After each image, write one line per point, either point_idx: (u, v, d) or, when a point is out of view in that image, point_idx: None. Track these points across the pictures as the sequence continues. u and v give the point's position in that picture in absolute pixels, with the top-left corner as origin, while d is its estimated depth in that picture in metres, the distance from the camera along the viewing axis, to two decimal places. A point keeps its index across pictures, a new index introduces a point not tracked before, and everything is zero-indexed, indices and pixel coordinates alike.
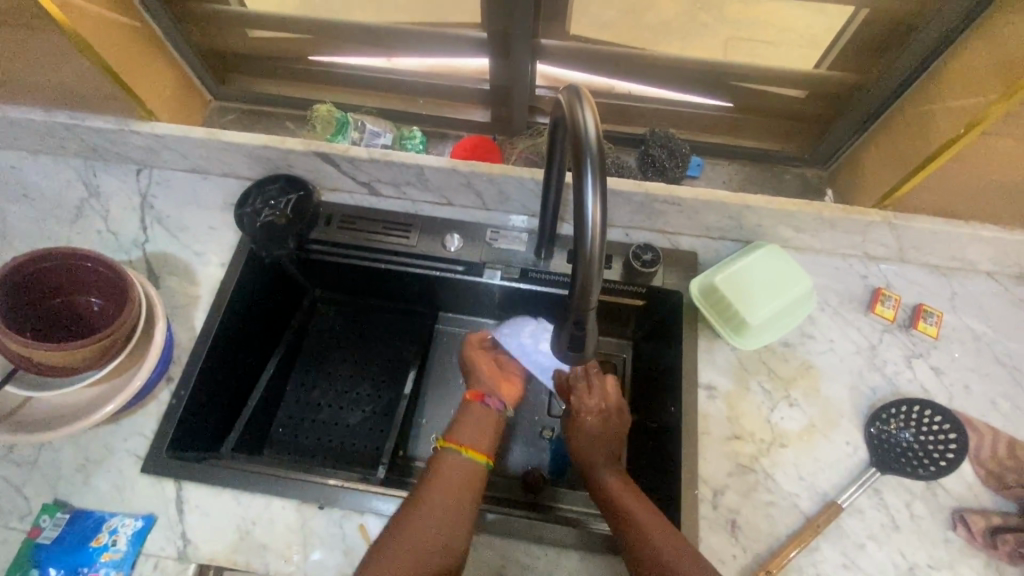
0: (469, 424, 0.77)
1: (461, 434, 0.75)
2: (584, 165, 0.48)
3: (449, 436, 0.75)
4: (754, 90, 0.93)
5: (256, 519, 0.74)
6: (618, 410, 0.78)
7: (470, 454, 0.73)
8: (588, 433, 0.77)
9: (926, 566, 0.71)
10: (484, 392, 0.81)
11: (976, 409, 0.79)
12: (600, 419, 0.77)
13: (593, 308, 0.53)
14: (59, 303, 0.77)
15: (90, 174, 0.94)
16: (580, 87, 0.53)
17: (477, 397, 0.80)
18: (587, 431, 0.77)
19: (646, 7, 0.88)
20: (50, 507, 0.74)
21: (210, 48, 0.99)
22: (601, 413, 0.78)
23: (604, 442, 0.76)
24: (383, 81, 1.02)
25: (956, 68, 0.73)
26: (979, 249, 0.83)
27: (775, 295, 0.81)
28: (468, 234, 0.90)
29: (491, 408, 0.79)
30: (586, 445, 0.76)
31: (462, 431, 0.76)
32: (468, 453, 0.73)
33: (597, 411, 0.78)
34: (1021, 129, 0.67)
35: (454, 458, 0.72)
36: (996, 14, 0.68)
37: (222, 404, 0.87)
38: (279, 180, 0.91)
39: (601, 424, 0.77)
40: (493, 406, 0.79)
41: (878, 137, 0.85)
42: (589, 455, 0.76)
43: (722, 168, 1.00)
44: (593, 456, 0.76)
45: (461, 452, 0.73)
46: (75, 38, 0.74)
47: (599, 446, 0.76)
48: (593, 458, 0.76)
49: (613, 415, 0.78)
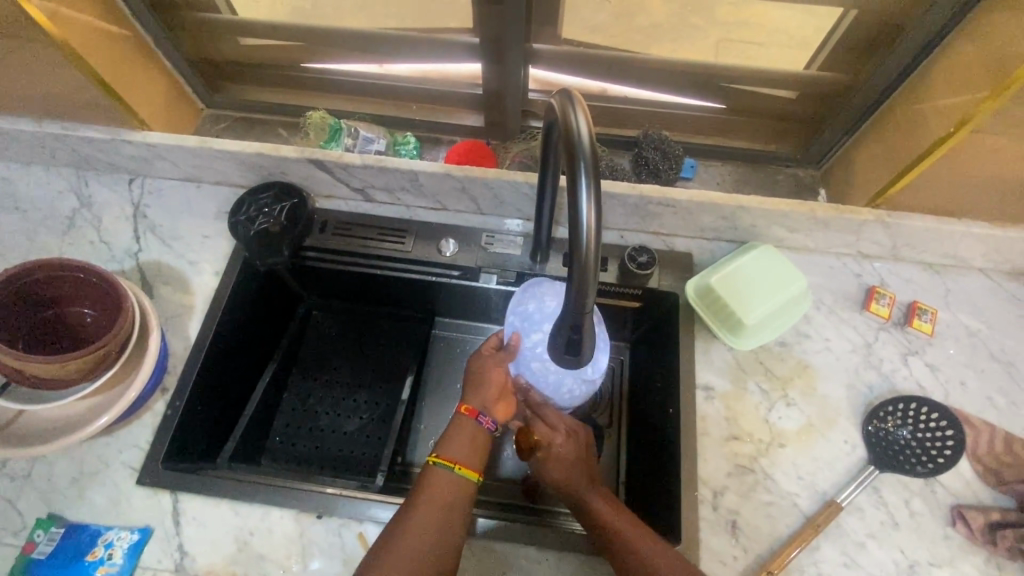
0: (457, 440, 0.72)
1: (455, 450, 0.71)
2: (578, 168, 0.48)
3: (441, 451, 0.71)
4: (745, 91, 0.94)
5: (254, 529, 0.73)
6: (576, 432, 0.75)
7: (462, 471, 0.70)
8: (560, 465, 0.73)
9: (927, 563, 0.71)
10: (483, 408, 0.74)
11: (972, 405, 0.79)
12: (572, 444, 0.74)
13: (589, 311, 0.52)
14: (51, 314, 0.76)
15: (82, 184, 0.94)
16: (572, 90, 0.53)
17: (473, 412, 0.73)
18: (559, 464, 0.73)
19: (637, 12, 0.88)
20: (44, 522, 0.73)
21: (202, 57, 0.99)
22: (565, 441, 0.73)
23: (583, 467, 0.73)
24: (376, 87, 1.02)
25: (943, 67, 0.74)
26: (971, 246, 0.84)
27: (768, 295, 0.81)
28: (464, 239, 0.90)
29: (485, 427, 0.73)
30: (565, 476, 0.72)
31: (456, 447, 0.71)
32: (460, 470, 0.69)
33: (562, 439, 0.73)
34: (1010, 128, 0.67)
35: (445, 476, 0.69)
36: (982, 14, 0.69)
37: (218, 414, 0.86)
38: (272, 189, 0.91)
39: (571, 451, 0.73)
40: (488, 425, 0.73)
41: (870, 137, 0.85)
42: (570, 485, 0.72)
43: (715, 169, 1.00)
44: (576, 483, 0.71)
45: (453, 469, 0.69)
46: (64, 47, 0.73)
47: (579, 473, 0.72)
48: (576, 485, 0.71)
49: (575, 438, 0.74)
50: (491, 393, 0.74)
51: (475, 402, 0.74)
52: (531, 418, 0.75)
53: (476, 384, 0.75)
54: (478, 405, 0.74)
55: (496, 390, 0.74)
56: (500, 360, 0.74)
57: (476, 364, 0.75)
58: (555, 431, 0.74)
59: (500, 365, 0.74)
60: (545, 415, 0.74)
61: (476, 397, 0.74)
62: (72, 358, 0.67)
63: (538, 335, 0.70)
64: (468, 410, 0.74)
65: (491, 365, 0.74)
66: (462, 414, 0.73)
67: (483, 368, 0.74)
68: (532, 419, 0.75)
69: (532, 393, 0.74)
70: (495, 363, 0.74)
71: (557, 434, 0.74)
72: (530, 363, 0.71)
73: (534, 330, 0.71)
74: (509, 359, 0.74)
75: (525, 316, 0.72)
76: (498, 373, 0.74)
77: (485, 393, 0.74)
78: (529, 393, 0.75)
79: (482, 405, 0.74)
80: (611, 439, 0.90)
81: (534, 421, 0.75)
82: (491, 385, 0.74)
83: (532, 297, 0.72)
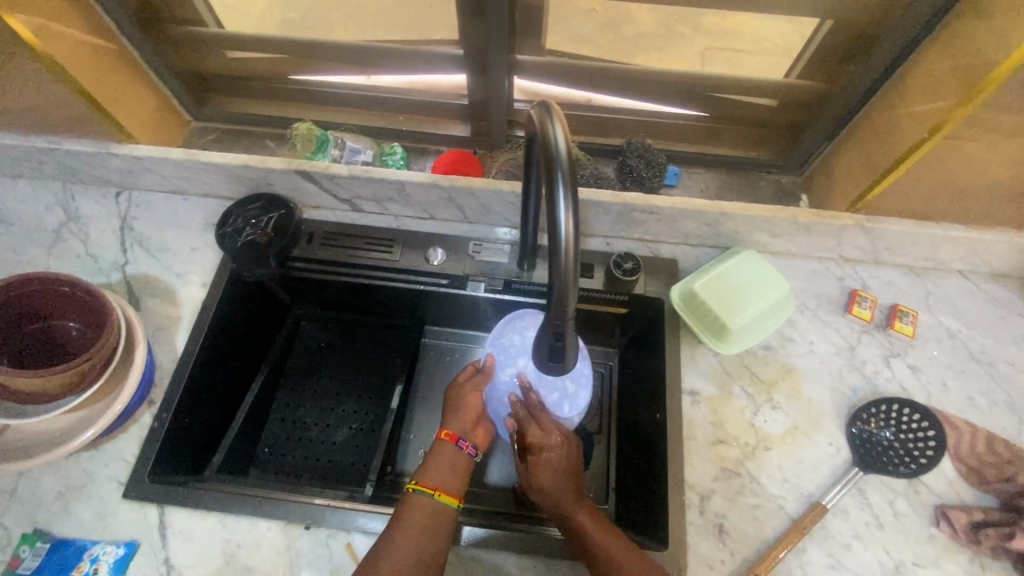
0: (438, 464, 0.72)
1: (435, 476, 0.71)
2: (556, 179, 0.49)
3: (422, 477, 0.71)
4: (726, 100, 0.95)
5: (241, 541, 0.73)
6: (570, 438, 0.72)
7: (442, 497, 0.69)
8: (550, 474, 0.71)
9: (912, 564, 0.71)
10: (462, 433, 0.76)
11: (954, 405, 0.80)
12: (564, 450, 0.71)
13: (571, 319, 0.53)
14: (37, 328, 0.76)
15: (69, 198, 0.94)
16: (551, 102, 0.54)
17: (454, 437, 0.75)
18: (549, 472, 0.71)
19: (622, 20, 0.90)
20: (29, 537, 0.73)
21: (189, 70, 1.00)
22: (558, 448, 0.70)
23: (571, 475, 0.71)
24: (362, 98, 1.03)
25: (916, 75, 0.76)
26: (950, 249, 0.85)
27: (751, 299, 0.82)
28: (452, 247, 0.91)
29: (465, 451, 0.74)
30: (553, 486, 0.71)
31: (436, 472, 0.71)
32: (440, 496, 0.69)
33: (556, 445, 0.70)
34: (983, 133, 0.69)
35: (425, 502, 0.68)
36: (953, 24, 0.71)
37: (206, 426, 0.86)
38: (260, 200, 0.91)
39: (563, 459, 0.71)
40: (468, 450, 0.74)
41: (848, 143, 0.87)
42: (557, 495, 0.70)
43: (699, 176, 1.01)
44: (563, 494, 0.70)
45: (433, 495, 0.69)
46: (49, 62, 0.74)
47: (567, 480, 0.71)
48: (563, 497, 0.70)
49: (568, 444, 0.71)
50: (468, 418, 0.77)
51: (454, 427, 0.76)
52: (525, 418, 0.70)
53: (453, 409, 0.77)
54: (457, 429, 0.76)
55: (472, 414, 0.77)
56: (477, 383, 0.77)
57: (453, 391, 0.78)
58: (552, 434, 0.70)
59: (477, 389, 0.77)
60: (541, 419, 0.69)
61: (455, 422, 0.76)
62: (55, 372, 0.67)
63: (513, 369, 0.73)
64: (448, 436, 0.75)
65: (468, 389, 0.77)
66: (442, 440, 0.74)
67: (459, 394, 0.77)
68: (527, 421, 0.70)
69: (532, 395, 0.70)
70: (472, 387, 0.77)
71: (554, 437, 0.70)
72: (502, 397, 0.75)
73: (508, 364, 0.74)
74: (485, 384, 0.77)
75: (504, 349, 0.74)
76: (474, 397, 0.77)
77: (463, 417, 0.76)
78: (529, 395, 0.70)
79: (461, 430, 0.76)
80: (601, 446, 0.89)
81: (528, 423, 0.70)
82: (467, 409, 0.77)
83: (513, 330, 0.74)
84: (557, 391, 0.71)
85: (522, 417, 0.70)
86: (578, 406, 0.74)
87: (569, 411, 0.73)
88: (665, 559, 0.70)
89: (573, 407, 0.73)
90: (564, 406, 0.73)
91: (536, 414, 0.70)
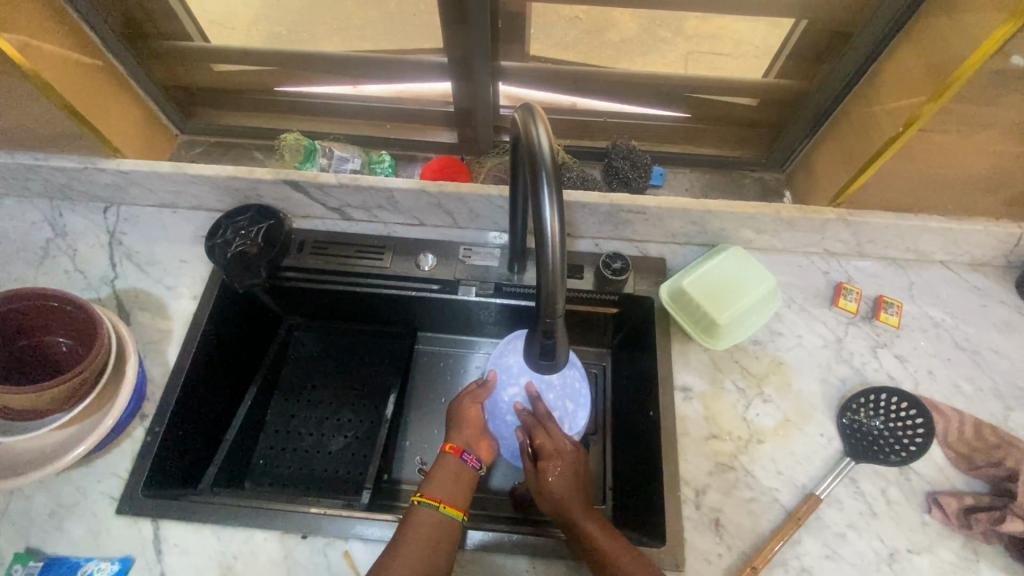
0: (442, 476, 0.72)
1: (439, 489, 0.71)
2: (540, 177, 0.50)
3: (426, 489, 0.71)
4: (706, 100, 0.98)
5: (238, 553, 0.72)
6: (577, 448, 0.74)
7: (448, 509, 0.69)
8: (561, 482, 0.71)
9: (906, 550, 0.72)
10: (466, 446, 0.76)
11: (940, 393, 0.81)
12: (568, 459, 0.72)
13: (560, 317, 0.54)
14: (27, 344, 0.76)
15: (56, 215, 0.94)
16: (533, 104, 0.54)
17: (458, 450, 0.75)
18: (560, 480, 0.71)
19: (606, 26, 0.93)
20: (21, 556, 0.71)
21: (175, 83, 1.00)
22: (569, 456, 0.73)
23: (576, 483, 0.72)
24: (350, 108, 1.05)
25: (890, 71, 0.77)
26: (931, 240, 0.87)
27: (741, 294, 0.83)
28: (442, 252, 0.91)
29: (470, 463, 0.74)
30: (561, 491, 0.71)
31: (441, 485, 0.71)
32: (445, 508, 0.69)
33: (565, 451, 0.72)
34: (957, 126, 0.70)
35: (430, 514, 0.68)
36: (923, 21, 0.72)
37: (200, 439, 0.86)
38: (249, 210, 0.91)
39: (571, 467, 0.72)
40: (472, 463, 0.74)
41: (828, 140, 0.89)
42: (566, 502, 0.70)
43: (684, 177, 1.03)
44: (573, 503, 0.70)
45: (438, 507, 0.69)
46: (35, 79, 0.74)
47: (574, 488, 0.71)
48: (571, 502, 0.70)
49: (577, 455, 0.74)
50: (472, 431, 0.77)
51: (458, 440, 0.76)
52: (533, 425, 0.72)
53: (456, 422, 0.77)
54: (462, 442, 0.76)
55: (475, 427, 0.77)
56: (477, 396, 0.78)
57: (454, 405, 0.78)
58: (562, 441, 0.72)
59: (477, 402, 0.77)
60: (548, 426, 0.72)
61: (459, 434, 0.76)
62: (45, 388, 0.66)
63: (515, 389, 0.76)
64: (452, 448, 0.75)
65: (468, 402, 0.77)
66: (446, 453, 0.74)
67: (459, 407, 0.77)
68: (535, 427, 0.72)
69: (539, 403, 0.73)
70: (472, 399, 0.77)
71: (564, 445, 0.73)
72: (504, 416, 0.77)
73: (511, 383, 0.76)
74: (485, 398, 0.78)
75: (505, 368, 0.77)
76: (474, 410, 0.77)
77: (466, 430, 0.77)
78: (536, 404, 0.73)
79: (465, 443, 0.76)
80: (597, 446, 0.90)
81: (536, 429, 0.72)
82: (469, 422, 0.77)
83: (512, 351, 0.76)
84: (560, 410, 0.76)
85: (530, 425, 0.72)
86: (576, 425, 0.78)
87: (570, 429, 0.78)
88: (664, 554, 0.70)
89: (572, 426, 0.78)
90: (565, 425, 0.77)
91: (543, 422, 0.73)
